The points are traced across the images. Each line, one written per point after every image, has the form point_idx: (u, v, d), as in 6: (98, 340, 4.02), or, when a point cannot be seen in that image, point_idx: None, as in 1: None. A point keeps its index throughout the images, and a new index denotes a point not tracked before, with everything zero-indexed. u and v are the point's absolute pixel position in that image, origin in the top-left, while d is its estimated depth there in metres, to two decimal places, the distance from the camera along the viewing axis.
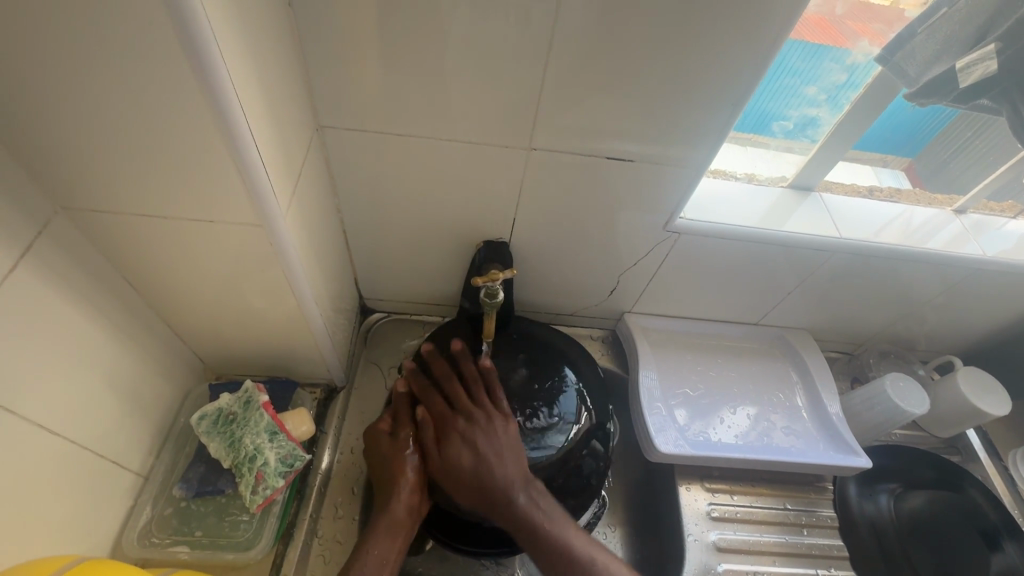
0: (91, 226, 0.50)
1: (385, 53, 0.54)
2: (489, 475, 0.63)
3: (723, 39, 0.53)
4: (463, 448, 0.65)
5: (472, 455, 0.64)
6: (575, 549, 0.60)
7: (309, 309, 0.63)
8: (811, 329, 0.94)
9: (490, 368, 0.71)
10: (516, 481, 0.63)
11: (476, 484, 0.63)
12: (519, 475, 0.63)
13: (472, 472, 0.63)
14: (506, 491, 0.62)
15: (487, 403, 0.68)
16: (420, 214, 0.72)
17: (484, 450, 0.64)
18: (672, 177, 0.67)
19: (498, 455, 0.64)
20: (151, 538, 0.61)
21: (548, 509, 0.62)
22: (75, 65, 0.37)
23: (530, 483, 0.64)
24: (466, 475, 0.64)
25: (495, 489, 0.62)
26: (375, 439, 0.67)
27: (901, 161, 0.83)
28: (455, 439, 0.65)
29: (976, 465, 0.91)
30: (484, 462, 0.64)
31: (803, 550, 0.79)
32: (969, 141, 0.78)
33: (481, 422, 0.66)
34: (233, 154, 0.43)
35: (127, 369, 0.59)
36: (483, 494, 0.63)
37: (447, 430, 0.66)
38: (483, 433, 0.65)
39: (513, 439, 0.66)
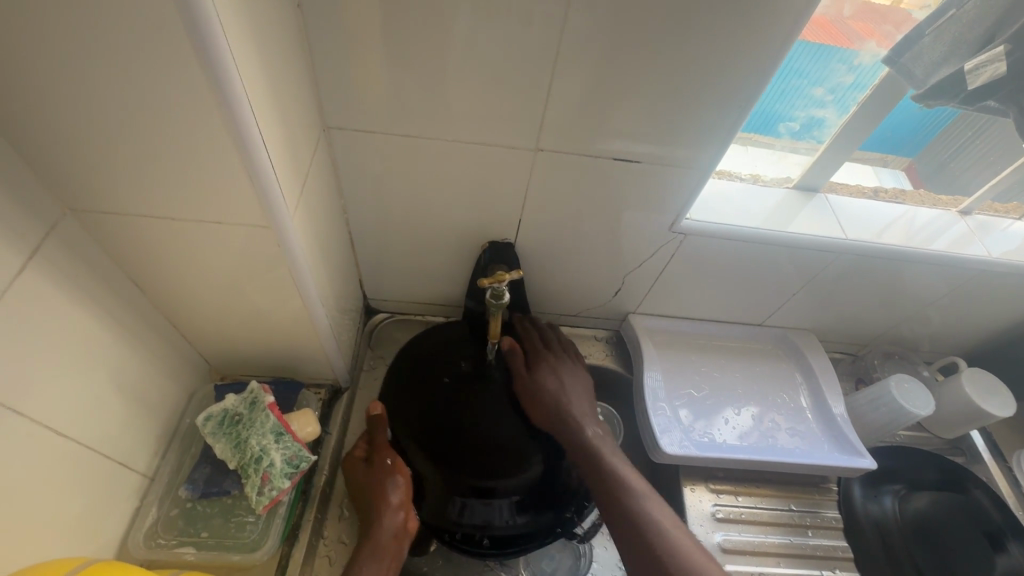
0: (98, 227, 0.50)
1: (393, 53, 0.54)
2: (565, 404, 0.72)
3: (732, 39, 0.53)
4: (550, 375, 0.74)
5: (556, 382, 0.74)
6: (630, 481, 0.66)
7: (315, 310, 0.63)
8: (815, 330, 0.94)
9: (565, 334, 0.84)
10: (587, 416, 0.72)
11: (553, 410, 0.71)
12: (588, 413, 0.72)
13: (554, 397, 0.72)
14: (578, 420, 0.71)
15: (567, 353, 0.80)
16: (425, 214, 0.72)
17: (564, 385, 0.74)
18: (679, 178, 0.67)
19: (573, 393, 0.74)
20: (157, 539, 0.61)
21: (612, 451, 0.69)
22: (84, 66, 0.37)
23: (597, 422, 0.72)
24: (548, 396, 0.72)
25: (570, 415, 0.71)
26: (355, 464, 0.69)
27: (901, 161, 0.83)
28: (544, 367, 0.75)
29: (980, 466, 0.91)
30: (560, 395, 0.72)
31: (808, 551, 0.79)
32: (968, 140, 0.79)
33: (563, 363, 0.77)
34: (241, 155, 0.43)
35: (133, 370, 0.59)
36: (558, 416, 0.70)
37: (535, 362, 0.76)
38: (564, 371, 0.76)
39: (585, 384, 0.76)
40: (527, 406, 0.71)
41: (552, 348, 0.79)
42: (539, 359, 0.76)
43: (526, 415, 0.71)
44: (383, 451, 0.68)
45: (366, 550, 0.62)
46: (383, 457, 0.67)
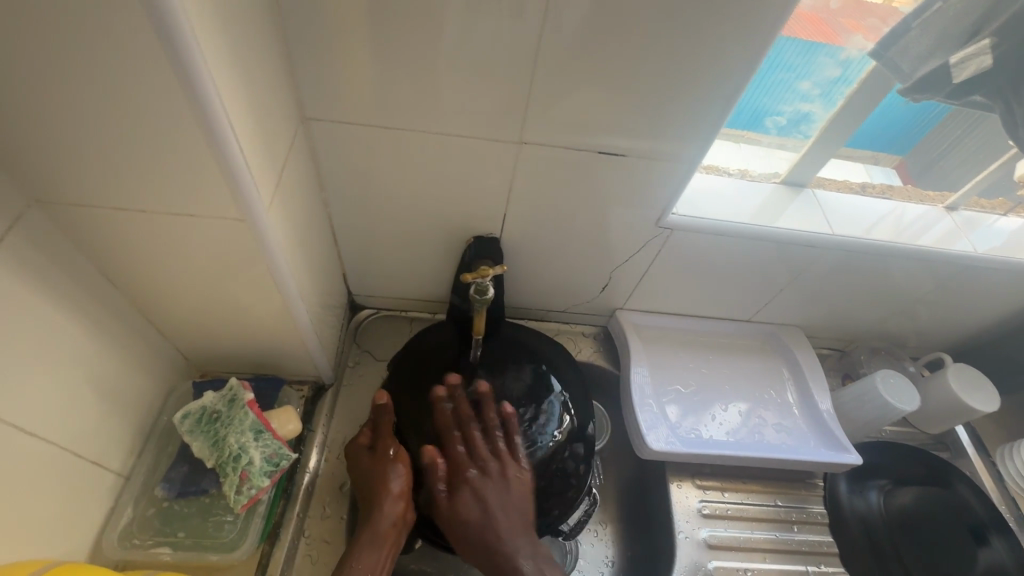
0: (66, 220, 0.48)
1: (372, 44, 0.53)
2: (493, 527, 0.63)
3: (717, 32, 0.52)
4: (472, 500, 0.65)
5: (479, 508, 0.64)
6: None
7: (295, 306, 0.62)
8: (802, 326, 0.93)
9: (512, 415, 0.70)
10: (517, 538, 0.63)
11: (479, 534, 0.63)
12: (521, 536, 0.64)
13: (476, 518, 0.64)
14: (508, 547, 0.63)
15: (502, 455, 0.68)
16: (408, 208, 0.71)
17: (492, 506, 0.64)
18: (665, 173, 0.66)
19: (504, 511, 0.64)
20: (132, 539, 0.60)
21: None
22: (43, 52, 0.35)
23: (535, 547, 0.64)
24: (473, 517, 0.64)
25: (499, 540, 0.63)
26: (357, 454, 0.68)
27: (891, 160, 0.83)
28: (466, 491, 0.66)
29: (965, 461, 0.91)
30: (487, 518, 0.64)
31: (793, 546, 0.79)
32: (960, 139, 0.78)
33: (493, 477, 0.66)
34: (212, 146, 0.42)
35: (107, 368, 0.57)
36: (485, 544, 0.63)
37: (457, 479, 0.67)
38: (496, 489, 0.65)
39: (523, 495, 0.66)
40: (450, 531, 0.65)
41: (483, 454, 0.67)
42: (462, 473, 0.67)
43: (451, 538, 0.65)
44: (388, 440, 0.67)
45: (364, 539, 0.61)
46: (388, 445, 0.66)
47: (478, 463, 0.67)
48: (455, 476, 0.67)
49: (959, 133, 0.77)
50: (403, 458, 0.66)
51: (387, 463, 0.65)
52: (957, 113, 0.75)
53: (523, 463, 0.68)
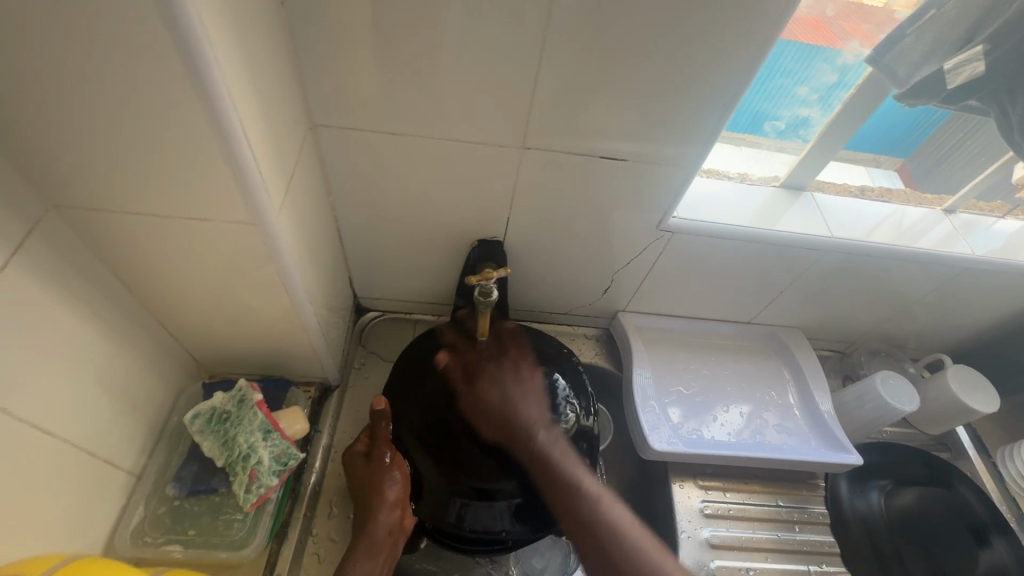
0: (82, 224, 0.50)
1: (380, 52, 0.54)
2: (513, 411, 0.67)
3: (715, 39, 0.53)
4: (494, 386, 0.69)
5: (500, 394, 0.69)
6: (587, 489, 0.63)
7: (303, 308, 0.63)
8: (803, 328, 0.94)
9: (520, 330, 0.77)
10: (535, 423, 0.67)
11: (503, 420, 0.67)
12: (540, 422, 0.67)
13: (499, 407, 0.67)
14: (530, 429, 0.66)
15: (515, 355, 0.74)
16: (412, 212, 0.72)
17: (510, 394, 0.69)
18: (666, 176, 0.67)
19: (522, 401, 0.69)
20: (144, 537, 0.61)
21: (569, 457, 0.66)
22: (66, 61, 0.37)
23: (550, 426, 0.68)
24: (497, 401, 0.68)
25: (520, 425, 0.66)
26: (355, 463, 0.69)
27: (894, 162, 0.85)
28: (486, 380, 0.70)
29: (966, 462, 0.92)
30: (506, 411, 0.67)
31: (795, 546, 0.80)
32: (963, 140, 0.79)
33: (505, 370, 0.71)
34: (226, 151, 0.43)
35: (120, 368, 0.59)
36: (509, 427, 0.66)
37: (476, 372, 0.71)
38: (511, 379, 0.70)
39: (535, 386, 0.70)
40: (475, 421, 0.67)
41: (496, 355, 0.73)
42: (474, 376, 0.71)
43: (477, 428, 0.66)
44: (386, 447, 0.67)
45: (359, 549, 0.63)
46: (383, 454, 0.67)
47: (495, 359, 0.72)
48: (472, 373, 0.71)
49: (963, 134, 0.78)
50: (399, 467, 0.66)
51: (382, 470, 0.66)
52: (959, 116, 0.76)
53: (534, 363, 0.74)
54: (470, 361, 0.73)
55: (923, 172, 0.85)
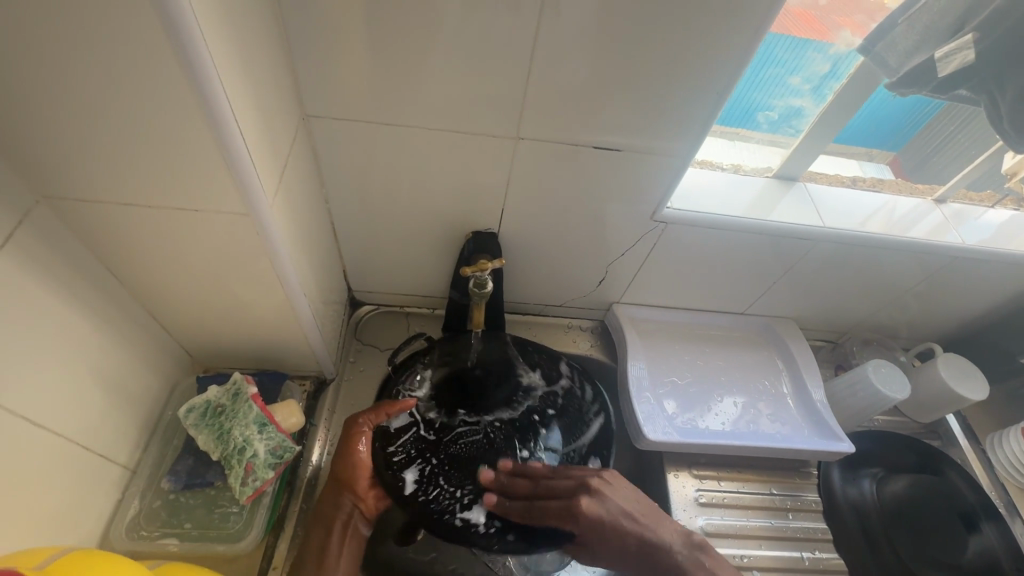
0: (73, 216, 0.49)
1: (370, 41, 0.54)
2: (642, 527, 0.65)
3: (710, 28, 0.53)
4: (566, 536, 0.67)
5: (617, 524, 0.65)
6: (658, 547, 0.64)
7: (297, 301, 0.62)
8: (796, 318, 0.95)
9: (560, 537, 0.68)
10: (654, 523, 0.65)
11: (640, 550, 0.64)
12: (649, 513, 0.67)
13: (632, 542, 0.64)
14: (660, 538, 0.64)
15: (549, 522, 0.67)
16: (407, 203, 0.72)
17: (619, 514, 0.65)
18: (659, 167, 0.67)
19: (629, 507, 0.66)
20: (140, 530, 0.61)
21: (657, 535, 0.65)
22: (53, 49, 0.36)
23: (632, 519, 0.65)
24: (623, 555, 0.65)
25: (653, 538, 0.64)
26: (356, 437, 0.68)
27: (886, 156, 0.85)
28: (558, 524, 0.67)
29: (956, 449, 0.93)
30: (625, 516, 0.65)
31: (788, 533, 0.81)
32: (952, 135, 0.80)
33: (591, 495, 0.66)
34: (217, 140, 0.43)
35: (113, 362, 0.58)
36: (648, 557, 0.64)
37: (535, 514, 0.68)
38: (603, 502, 0.66)
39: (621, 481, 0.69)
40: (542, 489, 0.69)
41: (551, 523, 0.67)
42: (575, 507, 0.66)
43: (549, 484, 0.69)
44: (343, 530, 0.65)
45: (335, 535, 0.64)
46: (355, 527, 0.66)
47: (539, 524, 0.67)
48: (575, 519, 0.66)
49: (951, 129, 0.79)
50: (357, 541, 0.66)
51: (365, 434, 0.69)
52: (949, 109, 0.77)
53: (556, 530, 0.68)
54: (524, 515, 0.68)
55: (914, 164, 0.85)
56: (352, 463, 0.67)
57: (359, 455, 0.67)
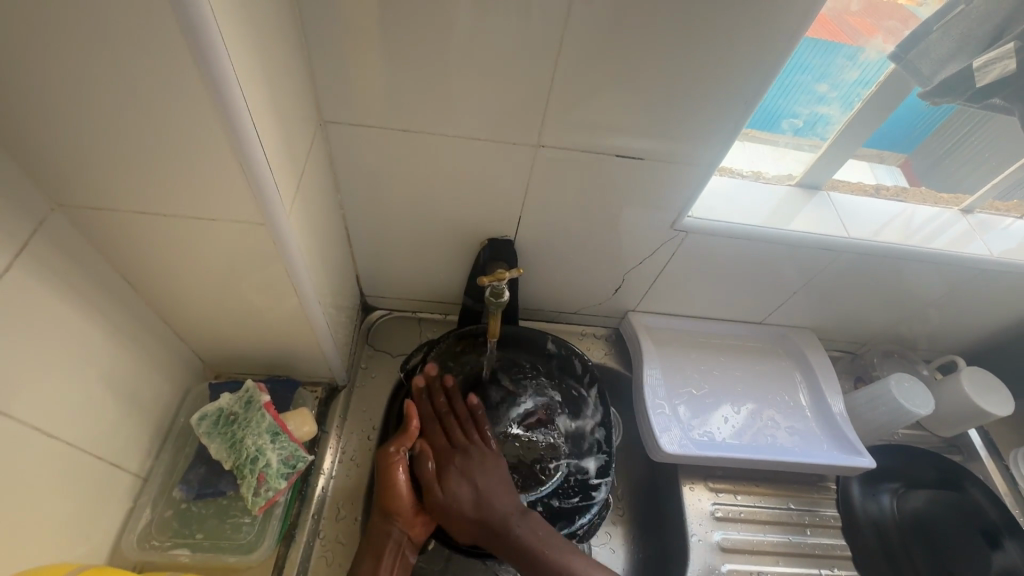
0: (89, 224, 0.49)
1: (390, 47, 0.53)
2: (490, 505, 0.64)
3: (740, 37, 0.52)
4: (461, 484, 0.65)
5: (471, 490, 0.65)
6: (547, 553, 0.61)
7: (312, 310, 0.62)
8: (814, 328, 0.93)
9: (444, 497, 0.65)
10: (516, 513, 0.64)
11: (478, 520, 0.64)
12: (515, 505, 0.64)
13: (471, 507, 0.64)
14: (509, 525, 0.63)
15: (454, 457, 0.68)
16: (424, 210, 0.70)
17: (482, 486, 0.65)
18: (681, 177, 0.66)
19: (494, 489, 0.65)
20: (151, 540, 0.60)
21: (558, 547, 0.62)
22: (72, 57, 0.35)
23: (527, 513, 0.64)
24: (459, 520, 0.64)
25: (496, 521, 0.63)
26: (395, 465, 0.66)
27: (898, 158, 0.81)
28: (454, 476, 0.66)
29: (977, 464, 0.91)
30: (487, 490, 0.65)
31: (806, 550, 0.79)
32: (966, 137, 0.77)
33: (477, 459, 0.68)
34: (236, 150, 0.42)
35: (126, 370, 0.57)
36: (485, 530, 0.63)
37: (443, 465, 0.67)
38: (478, 469, 0.67)
39: (508, 477, 0.68)
40: (449, 431, 0.70)
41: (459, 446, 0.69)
42: (454, 451, 0.68)
43: (449, 426, 0.70)
44: (394, 557, 0.63)
45: (385, 562, 0.62)
46: (405, 554, 0.64)
47: (461, 450, 0.69)
48: (441, 462, 0.68)
49: (966, 130, 0.76)
50: (406, 568, 0.64)
51: (398, 463, 0.66)
52: (963, 111, 0.74)
53: (445, 477, 0.66)
54: (441, 452, 0.68)
55: (926, 166, 0.82)
56: (397, 494, 0.64)
57: (400, 483, 0.65)
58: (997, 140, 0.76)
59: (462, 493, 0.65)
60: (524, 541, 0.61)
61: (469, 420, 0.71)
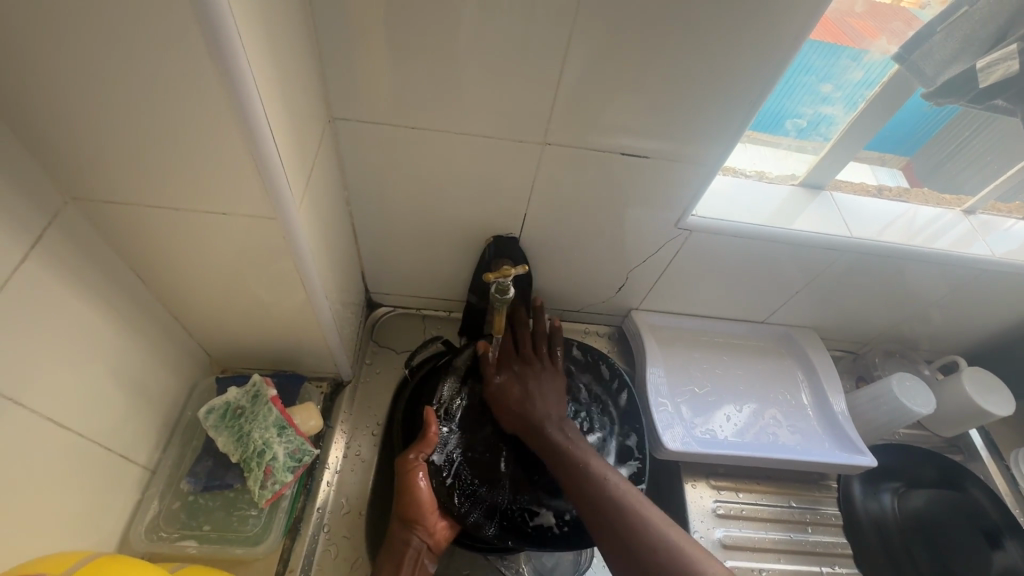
0: (101, 217, 0.49)
1: (400, 46, 0.53)
2: (533, 405, 0.69)
3: (746, 38, 0.52)
4: (515, 382, 0.72)
5: (520, 390, 0.71)
6: (573, 453, 0.64)
7: (319, 305, 0.62)
8: (817, 327, 0.94)
9: (495, 390, 0.71)
10: (554, 418, 0.69)
11: (520, 415, 0.69)
12: (558, 415, 0.69)
13: (516, 402, 0.70)
14: (545, 425, 0.68)
15: (518, 360, 0.74)
16: (430, 207, 0.71)
17: (532, 389, 0.71)
18: (685, 176, 0.66)
19: (542, 395, 0.71)
20: (158, 532, 0.61)
21: (583, 449, 0.65)
22: (90, 52, 0.36)
23: (564, 424, 0.69)
24: (506, 411, 0.70)
25: (536, 418, 0.68)
26: (415, 470, 0.66)
27: (898, 161, 0.82)
28: (511, 377, 0.72)
29: (978, 464, 0.92)
30: (535, 394, 0.71)
31: (807, 547, 0.80)
32: (967, 140, 0.78)
33: (537, 369, 0.74)
34: (249, 146, 0.42)
35: (135, 363, 0.58)
36: (524, 423, 0.69)
37: (507, 364, 0.74)
38: (531, 377, 0.73)
39: (562, 394, 0.73)
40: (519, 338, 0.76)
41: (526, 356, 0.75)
42: (516, 358, 0.74)
43: (518, 337, 0.76)
44: (412, 566, 0.63)
45: (404, 570, 0.63)
46: (424, 563, 0.64)
47: (524, 358, 0.74)
48: (502, 366, 0.74)
49: (967, 134, 0.77)
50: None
51: (418, 469, 0.66)
52: (964, 116, 0.75)
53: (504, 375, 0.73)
54: (505, 358, 0.74)
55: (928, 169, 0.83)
56: (416, 500, 0.64)
57: (420, 489, 0.65)
58: (999, 142, 0.77)
59: (513, 386, 0.71)
60: (552, 440, 0.66)
61: (540, 341, 0.76)
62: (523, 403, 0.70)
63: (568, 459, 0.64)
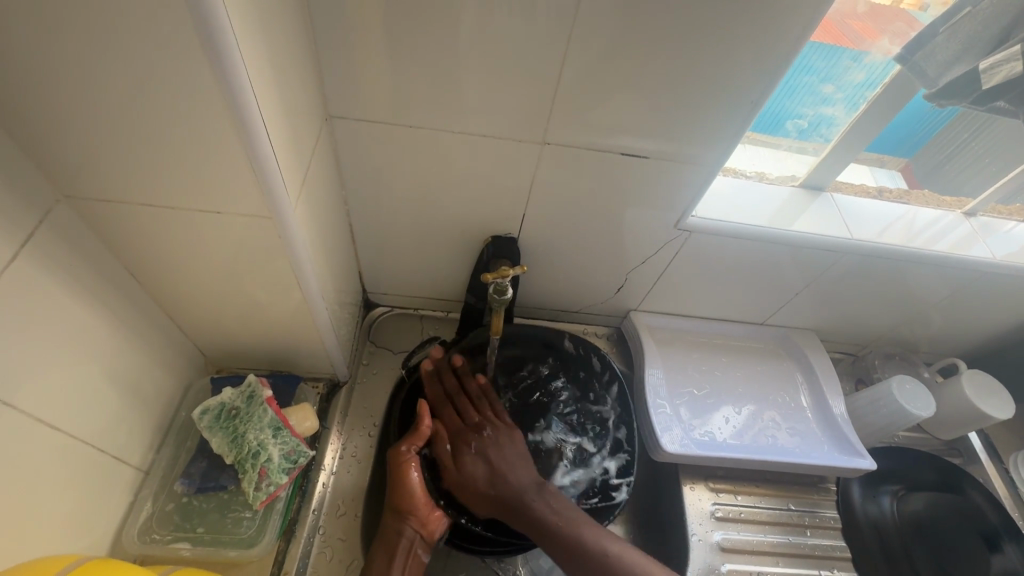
0: (93, 216, 0.48)
1: (398, 44, 0.53)
2: (503, 481, 0.66)
3: (747, 39, 0.52)
4: (476, 461, 0.67)
5: (485, 466, 0.67)
6: (559, 526, 0.62)
7: (316, 305, 0.62)
8: (816, 329, 0.93)
9: (459, 477, 0.67)
10: (531, 487, 0.65)
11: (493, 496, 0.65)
12: (532, 480, 0.66)
13: (485, 484, 0.66)
14: (524, 497, 0.64)
15: (473, 433, 0.69)
16: (428, 207, 0.70)
17: (495, 463, 0.67)
18: (685, 176, 0.66)
19: (508, 466, 0.67)
20: (151, 534, 0.60)
21: (568, 517, 0.63)
22: (82, 49, 0.35)
23: (542, 487, 0.66)
24: (475, 497, 0.66)
25: (510, 496, 0.65)
26: (407, 465, 0.66)
27: (899, 162, 0.82)
28: (469, 455, 0.68)
29: (978, 467, 0.91)
30: (502, 463, 0.67)
31: (806, 550, 0.79)
32: (968, 141, 0.78)
33: (493, 435, 0.70)
34: (244, 145, 0.42)
35: (128, 364, 0.57)
36: (500, 503, 0.65)
37: (459, 442, 0.69)
38: (492, 447, 0.69)
39: (525, 453, 0.69)
40: (463, 409, 0.72)
41: (477, 426, 0.71)
42: (470, 431, 0.69)
43: (461, 408, 0.72)
44: (406, 557, 0.63)
45: (397, 562, 0.62)
46: (417, 554, 0.63)
47: (477, 429, 0.70)
48: (457, 443, 0.69)
49: (966, 136, 0.77)
50: (417, 568, 0.63)
51: (410, 464, 0.66)
52: (965, 118, 0.74)
53: (462, 453, 0.68)
54: (455, 432, 0.70)
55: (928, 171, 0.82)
56: (409, 492, 0.64)
57: (413, 482, 0.65)
58: (1000, 144, 0.76)
59: (475, 471, 0.67)
60: (536, 515, 0.63)
61: (484, 405, 0.73)
62: (491, 487, 0.66)
63: (560, 538, 0.61)
